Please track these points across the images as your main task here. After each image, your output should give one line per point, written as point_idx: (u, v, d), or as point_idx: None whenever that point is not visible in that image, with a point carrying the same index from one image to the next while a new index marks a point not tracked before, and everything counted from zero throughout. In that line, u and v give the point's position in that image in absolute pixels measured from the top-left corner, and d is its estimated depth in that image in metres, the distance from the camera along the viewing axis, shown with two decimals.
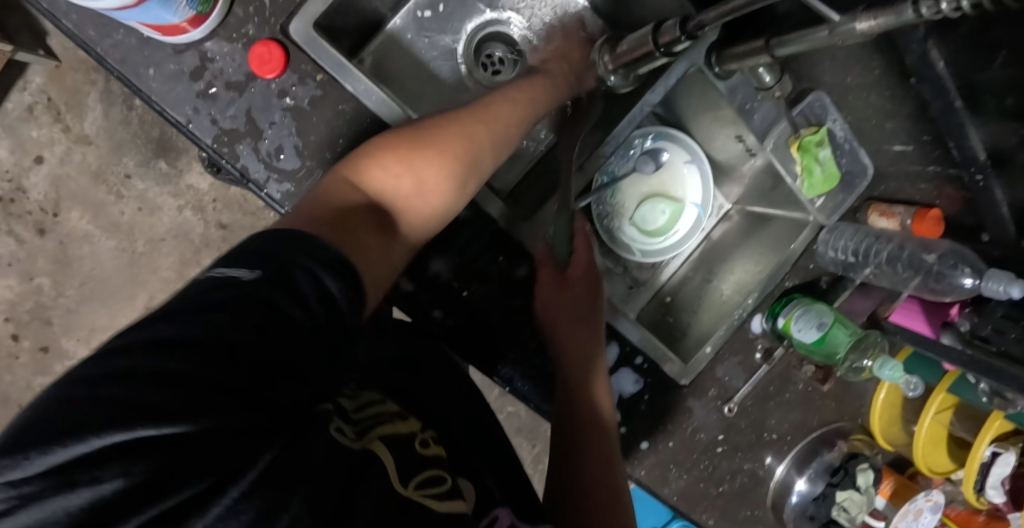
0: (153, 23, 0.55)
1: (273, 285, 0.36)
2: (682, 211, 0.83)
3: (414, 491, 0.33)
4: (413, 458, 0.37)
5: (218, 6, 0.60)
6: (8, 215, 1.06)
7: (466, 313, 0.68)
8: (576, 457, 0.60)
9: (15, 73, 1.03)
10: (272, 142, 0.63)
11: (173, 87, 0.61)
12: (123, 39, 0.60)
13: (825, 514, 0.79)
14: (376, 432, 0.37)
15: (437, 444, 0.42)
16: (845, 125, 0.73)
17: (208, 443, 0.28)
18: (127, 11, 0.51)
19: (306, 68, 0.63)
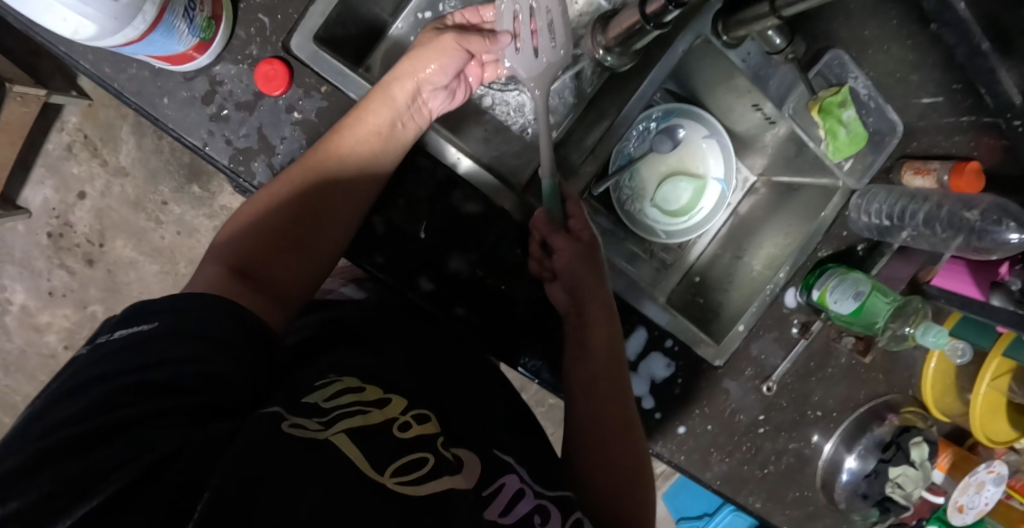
0: (161, 54, 0.57)
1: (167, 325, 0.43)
2: (705, 188, 0.80)
3: (389, 477, 0.42)
4: (393, 445, 0.45)
5: (220, 30, 0.61)
6: (59, 249, 1.12)
7: (487, 309, 0.68)
8: (595, 456, 0.62)
9: (52, 115, 1.09)
10: (285, 156, 0.64)
11: (187, 114, 0.63)
12: (137, 72, 0.63)
13: (878, 492, 0.76)
14: (347, 424, 0.44)
15: (419, 424, 0.49)
16: (868, 83, 0.70)
17: (105, 464, 0.35)
18: (134, 46, 0.53)
19: (310, 81, 0.65)
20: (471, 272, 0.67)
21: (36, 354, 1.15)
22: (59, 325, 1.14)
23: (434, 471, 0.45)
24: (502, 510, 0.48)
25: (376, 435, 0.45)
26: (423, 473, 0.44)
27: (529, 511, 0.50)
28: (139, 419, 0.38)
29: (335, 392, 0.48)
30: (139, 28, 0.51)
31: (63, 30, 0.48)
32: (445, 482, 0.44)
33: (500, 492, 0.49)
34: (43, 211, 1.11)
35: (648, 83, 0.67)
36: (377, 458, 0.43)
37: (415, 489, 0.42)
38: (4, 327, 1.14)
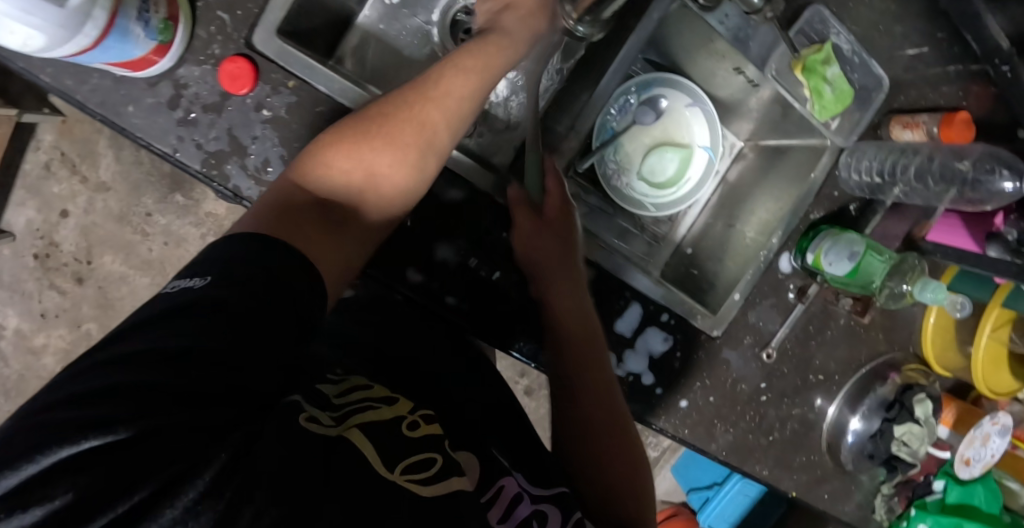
0: (119, 60, 0.55)
1: (235, 288, 0.42)
2: (692, 156, 0.79)
3: (400, 474, 0.42)
4: (403, 443, 0.46)
5: (179, 31, 0.60)
6: (47, 269, 1.11)
7: (479, 297, 0.67)
8: (594, 446, 0.60)
9: (27, 135, 1.07)
10: (258, 156, 0.63)
11: (155, 121, 0.62)
12: (99, 82, 0.61)
13: (885, 451, 0.75)
14: (359, 420, 0.47)
15: (426, 424, 0.51)
16: (850, 37, 0.67)
17: (158, 456, 0.33)
18: (89, 54, 0.52)
19: (276, 76, 0.63)
20: (459, 260, 0.66)
21: (35, 377, 1.14)
22: (55, 346, 1.13)
23: (445, 470, 0.46)
24: (502, 515, 0.47)
25: (386, 431, 0.47)
26: (433, 473, 0.44)
27: (529, 513, 0.49)
28: (185, 408, 0.36)
29: (346, 390, 0.52)
30: (92, 34, 0.50)
31: (11, 42, 0.46)
32: (453, 483, 0.45)
33: (499, 495, 0.49)
34: (27, 232, 1.10)
35: (624, 54, 0.66)
36: (388, 456, 0.44)
37: (426, 488, 0.43)
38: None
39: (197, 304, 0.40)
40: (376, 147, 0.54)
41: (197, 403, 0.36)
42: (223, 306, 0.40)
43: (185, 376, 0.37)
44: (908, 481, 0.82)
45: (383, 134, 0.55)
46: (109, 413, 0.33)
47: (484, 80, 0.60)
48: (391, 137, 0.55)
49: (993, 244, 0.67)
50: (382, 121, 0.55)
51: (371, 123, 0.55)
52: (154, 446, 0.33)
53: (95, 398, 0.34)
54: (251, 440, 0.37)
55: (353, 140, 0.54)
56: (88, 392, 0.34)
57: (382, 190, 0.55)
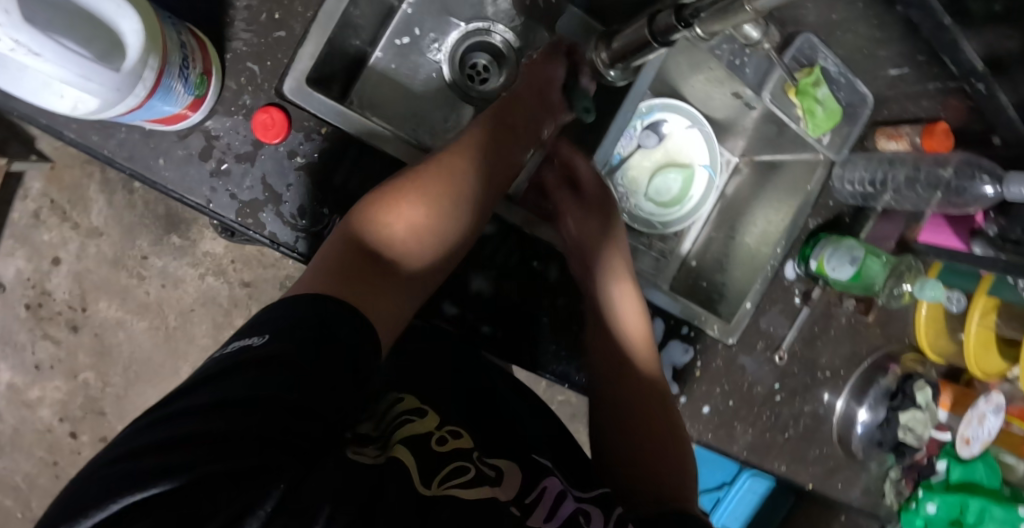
0: (158, 117, 0.55)
1: (305, 342, 0.44)
2: (694, 175, 0.85)
3: (439, 486, 0.47)
4: (438, 456, 0.50)
5: (212, 84, 0.60)
6: (39, 319, 1.08)
7: (512, 323, 0.69)
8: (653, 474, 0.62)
9: (15, 184, 1.04)
10: (293, 204, 0.64)
11: (186, 172, 0.62)
12: (127, 136, 0.61)
13: (892, 438, 0.83)
14: (401, 435, 0.52)
15: (455, 438, 0.53)
16: (836, 61, 0.73)
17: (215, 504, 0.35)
18: (132, 111, 0.51)
19: (309, 124, 0.64)
20: (493, 289, 0.69)
21: (31, 431, 1.10)
22: (51, 398, 1.10)
23: (477, 478, 0.49)
24: (548, 514, 0.49)
25: (420, 445, 0.51)
26: (466, 479, 0.48)
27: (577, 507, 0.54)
28: (244, 455, 0.38)
29: (383, 418, 0.56)
30: (139, 95, 0.49)
31: (62, 107, 0.47)
32: (486, 489, 0.48)
33: (543, 497, 0.50)
34: (17, 282, 1.06)
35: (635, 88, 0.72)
36: (425, 474, 0.48)
37: (463, 492, 0.47)
38: None
39: (264, 355, 0.43)
40: (406, 197, 0.59)
41: (264, 447, 0.39)
42: (292, 361, 0.43)
43: (248, 416, 0.39)
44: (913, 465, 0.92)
45: (419, 185, 0.59)
46: (176, 458, 0.36)
47: (508, 137, 0.66)
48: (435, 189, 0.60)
49: (978, 240, 0.75)
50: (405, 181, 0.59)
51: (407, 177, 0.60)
52: (216, 491, 0.36)
53: (167, 443, 0.37)
54: (302, 478, 0.40)
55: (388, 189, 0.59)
56: (159, 437, 0.37)
57: (419, 242, 0.59)
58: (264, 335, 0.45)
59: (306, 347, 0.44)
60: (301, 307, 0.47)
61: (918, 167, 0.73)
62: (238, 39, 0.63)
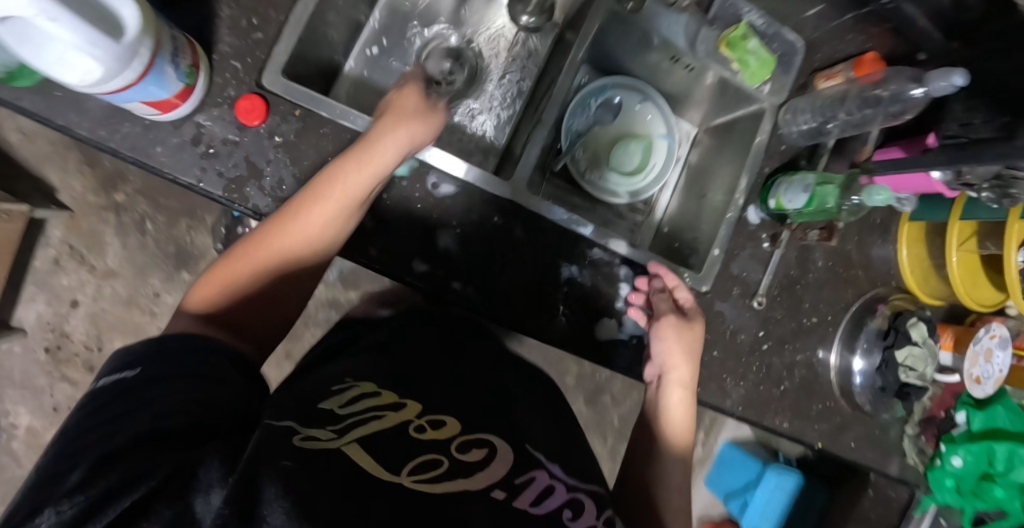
0: (151, 100, 0.62)
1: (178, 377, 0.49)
2: (653, 145, 0.89)
3: (406, 475, 0.46)
4: (409, 446, 0.50)
5: (202, 76, 0.67)
6: (57, 361, 1.13)
7: (484, 279, 0.72)
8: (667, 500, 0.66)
9: (37, 232, 1.12)
10: (273, 177, 0.70)
11: (180, 156, 0.68)
12: (130, 129, 0.67)
13: (894, 381, 0.79)
14: (365, 430, 0.50)
15: (432, 428, 0.54)
16: (761, 13, 0.77)
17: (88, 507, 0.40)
18: (121, 91, 0.58)
19: (284, 107, 0.71)
20: (459, 246, 0.72)
21: None
22: None
23: (449, 471, 0.48)
24: (534, 500, 0.48)
25: (389, 436, 0.50)
26: (437, 473, 0.47)
27: (561, 505, 0.50)
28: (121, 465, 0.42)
29: (351, 402, 0.55)
30: (133, 74, 0.56)
31: (71, 78, 0.53)
32: (458, 481, 0.47)
33: (530, 484, 0.50)
34: (38, 327, 1.13)
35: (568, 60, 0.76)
36: (391, 461, 0.47)
37: (432, 487, 0.45)
38: (13, 453, 1.12)
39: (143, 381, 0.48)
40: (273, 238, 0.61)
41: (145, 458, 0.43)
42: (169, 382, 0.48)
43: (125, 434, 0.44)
44: (930, 418, 0.88)
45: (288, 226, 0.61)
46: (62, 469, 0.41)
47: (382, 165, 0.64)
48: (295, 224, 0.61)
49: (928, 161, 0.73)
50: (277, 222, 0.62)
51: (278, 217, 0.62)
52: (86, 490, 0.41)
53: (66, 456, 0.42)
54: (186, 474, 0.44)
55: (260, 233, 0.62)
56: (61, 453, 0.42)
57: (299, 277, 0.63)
58: (137, 368, 0.49)
59: (187, 373, 0.50)
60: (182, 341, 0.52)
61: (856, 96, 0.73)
62: (221, 41, 0.71)
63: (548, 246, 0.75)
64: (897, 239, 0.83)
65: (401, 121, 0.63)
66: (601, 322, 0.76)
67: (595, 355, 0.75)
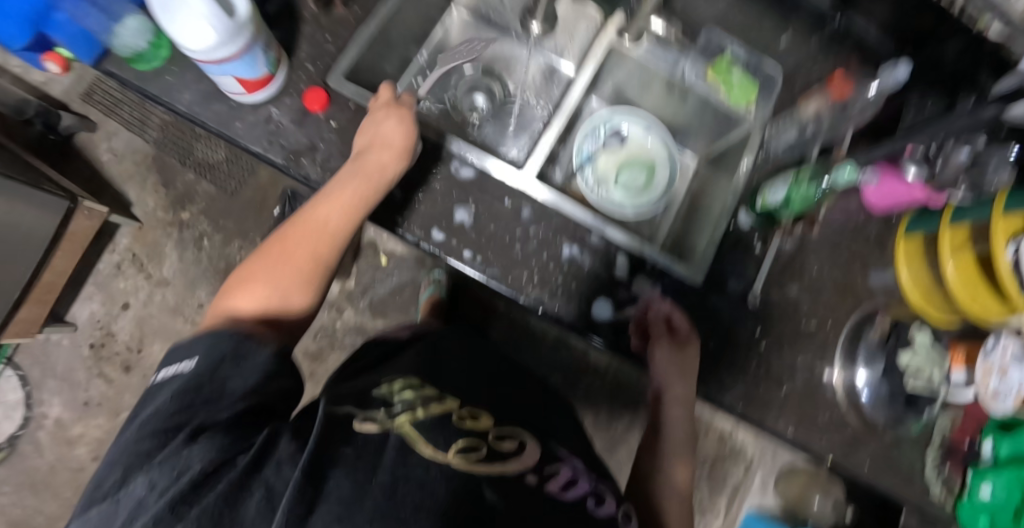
0: (244, 76, 0.72)
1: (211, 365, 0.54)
2: (657, 168, 0.92)
3: (453, 455, 0.54)
4: (455, 430, 0.58)
5: (283, 70, 0.78)
6: (99, 358, 1.22)
7: (496, 254, 0.79)
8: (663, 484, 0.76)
9: (107, 239, 1.26)
10: (325, 152, 0.79)
11: (252, 128, 0.78)
12: (193, 103, 0.79)
13: (900, 387, 0.78)
14: (415, 418, 0.58)
15: (474, 418, 0.62)
16: (745, 48, 0.86)
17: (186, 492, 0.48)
18: (222, 64, 0.68)
19: (346, 101, 0.80)
20: (473, 221, 0.79)
21: (65, 469, 1.18)
22: (91, 435, 1.19)
23: (487, 457, 0.56)
24: (560, 485, 0.58)
25: (438, 424, 0.58)
26: (477, 456, 0.56)
27: (585, 493, 0.60)
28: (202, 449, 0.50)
29: (402, 392, 0.63)
30: (235, 47, 0.66)
31: (191, 39, 0.64)
32: (494, 467, 0.56)
33: (561, 474, 0.60)
34: (88, 323, 1.24)
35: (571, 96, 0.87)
36: (441, 443, 0.55)
37: (471, 466, 0.54)
38: (37, 443, 1.18)
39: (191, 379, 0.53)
40: (291, 262, 0.67)
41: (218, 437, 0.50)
42: (211, 379, 0.53)
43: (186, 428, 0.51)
44: (953, 447, 0.79)
45: (296, 241, 0.68)
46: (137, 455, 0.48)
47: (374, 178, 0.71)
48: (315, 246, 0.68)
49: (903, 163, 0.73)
50: (296, 247, 0.67)
51: (286, 234, 0.68)
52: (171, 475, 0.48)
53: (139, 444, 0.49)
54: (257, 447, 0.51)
55: (280, 258, 0.67)
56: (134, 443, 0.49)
57: (310, 284, 0.68)
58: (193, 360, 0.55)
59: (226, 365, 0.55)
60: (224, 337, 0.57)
61: (837, 113, 0.77)
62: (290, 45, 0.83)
63: (552, 232, 0.80)
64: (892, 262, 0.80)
65: (389, 149, 0.72)
66: (595, 301, 0.79)
67: (591, 333, 0.78)
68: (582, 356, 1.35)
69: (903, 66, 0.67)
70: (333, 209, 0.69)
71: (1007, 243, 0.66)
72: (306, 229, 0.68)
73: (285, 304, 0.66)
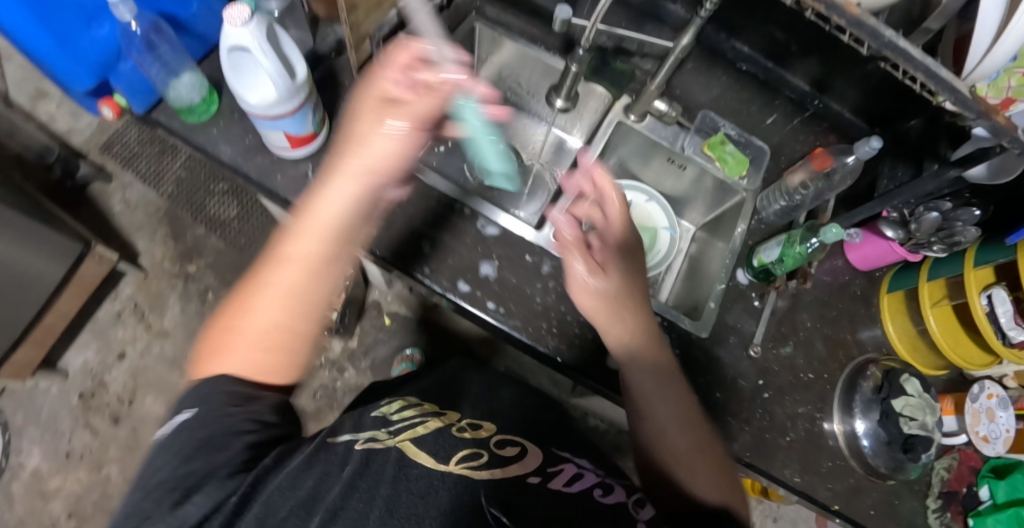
0: (292, 133, 0.76)
1: (199, 420, 0.47)
2: (658, 235, 0.95)
3: (454, 464, 0.53)
4: (455, 441, 0.57)
5: (324, 130, 0.82)
6: (87, 408, 1.22)
7: (514, 302, 0.78)
8: (664, 436, 0.65)
9: (111, 287, 1.28)
10: None
11: (292, 181, 0.82)
12: (222, 148, 0.83)
13: (899, 434, 0.78)
14: (415, 434, 0.57)
15: (472, 429, 0.61)
16: (735, 126, 0.90)
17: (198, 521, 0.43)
18: (275, 119, 0.72)
19: None
20: (497, 274, 0.78)
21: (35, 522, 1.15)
22: (70, 490, 1.17)
23: (488, 463, 0.55)
24: (564, 482, 0.56)
25: (436, 439, 0.57)
26: (478, 462, 0.54)
27: (592, 485, 0.57)
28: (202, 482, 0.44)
29: (402, 413, 0.62)
30: (292, 105, 0.71)
31: (255, 97, 0.70)
32: (497, 471, 0.54)
33: (562, 472, 0.58)
34: (81, 372, 1.23)
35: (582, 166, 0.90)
36: (442, 456, 0.54)
37: (474, 472, 0.52)
38: (9, 496, 1.16)
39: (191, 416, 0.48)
40: (288, 292, 0.54)
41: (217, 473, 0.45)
42: (202, 417, 0.48)
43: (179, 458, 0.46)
44: (952, 493, 0.82)
45: (271, 294, 0.54)
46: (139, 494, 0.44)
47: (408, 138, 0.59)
48: (310, 266, 0.55)
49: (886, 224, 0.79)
50: (288, 275, 0.54)
51: (256, 284, 0.54)
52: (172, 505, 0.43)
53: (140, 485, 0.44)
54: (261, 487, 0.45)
55: (273, 290, 0.54)
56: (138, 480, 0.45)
57: (309, 321, 0.55)
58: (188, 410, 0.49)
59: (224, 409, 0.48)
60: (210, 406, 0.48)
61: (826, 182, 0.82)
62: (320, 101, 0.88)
63: (563, 287, 0.79)
64: (880, 317, 0.86)
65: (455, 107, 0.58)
66: (609, 353, 0.76)
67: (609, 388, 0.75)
68: (583, 420, 1.36)
69: (875, 137, 0.71)
70: (320, 226, 0.55)
71: (979, 292, 0.75)
72: (299, 245, 0.55)
73: (289, 345, 0.54)
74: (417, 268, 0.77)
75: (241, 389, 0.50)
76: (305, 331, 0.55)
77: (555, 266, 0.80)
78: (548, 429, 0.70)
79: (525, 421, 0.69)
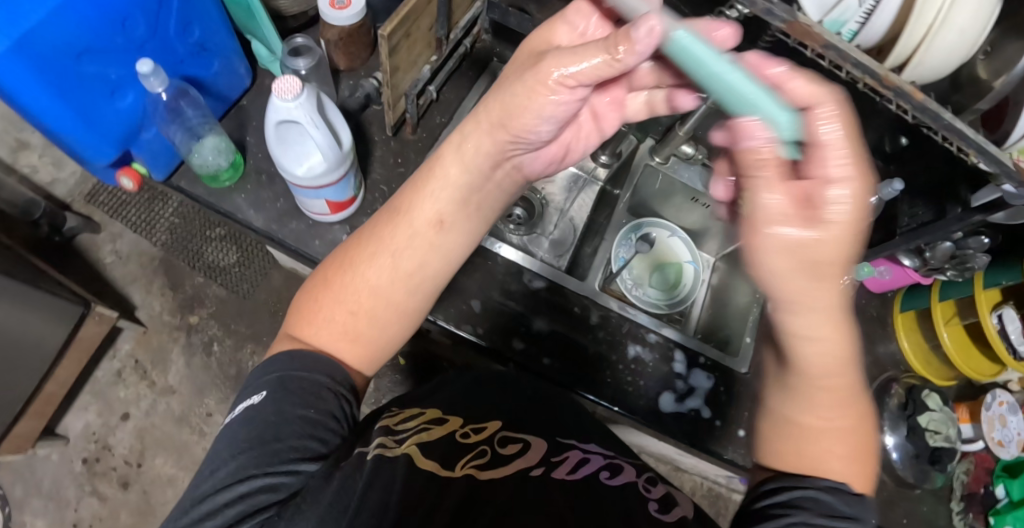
0: (334, 200, 0.75)
1: (267, 418, 0.47)
2: (683, 268, 0.99)
3: (460, 469, 0.48)
4: (458, 445, 0.52)
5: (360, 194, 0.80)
6: (93, 474, 1.16)
7: (567, 354, 0.79)
8: (804, 411, 0.48)
9: (109, 344, 1.23)
10: None
11: (331, 246, 0.80)
12: (255, 215, 0.82)
13: (925, 447, 0.89)
14: (419, 438, 0.51)
15: (480, 431, 0.55)
16: None
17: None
18: (318, 189, 0.71)
19: None
20: (549, 328, 0.80)
21: None
22: None
23: (493, 463, 0.50)
24: (569, 471, 0.51)
25: (441, 443, 0.51)
26: (483, 462, 0.50)
27: (597, 467, 0.53)
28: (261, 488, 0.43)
29: (403, 417, 0.55)
30: (337, 174, 0.70)
31: (300, 169, 0.69)
32: (500, 472, 0.49)
33: (569, 462, 0.53)
34: (82, 436, 1.18)
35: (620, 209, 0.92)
36: (447, 459, 0.49)
37: (480, 473, 0.49)
38: None
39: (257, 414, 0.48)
40: (390, 266, 0.57)
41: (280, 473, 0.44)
42: (268, 418, 0.47)
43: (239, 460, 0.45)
44: (972, 495, 0.90)
45: (378, 258, 0.57)
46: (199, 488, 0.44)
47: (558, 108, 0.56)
48: (415, 241, 0.57)
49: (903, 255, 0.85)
50: (394, 243, 0.57)
51: (364, 247, 0.58)
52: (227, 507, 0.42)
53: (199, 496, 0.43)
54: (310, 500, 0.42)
55: (377, 258, 0.57)
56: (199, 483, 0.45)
57: (403, 303, 0.58)
58: (261, 393, 0.50)
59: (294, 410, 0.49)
60: (283, 403, 0.49)
61: None
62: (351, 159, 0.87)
63: (609, 336, 0.81)
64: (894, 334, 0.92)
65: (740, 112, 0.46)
66: (661, 396, 0.80)
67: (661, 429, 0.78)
68: None
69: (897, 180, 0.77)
70: (432, 202, 0.58)
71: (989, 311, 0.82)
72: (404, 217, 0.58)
73: (381, 318, 0.57)
74: (471, 328, 0.78)
75: (317, 378, 0.51)
76: (399, 313, 0.58)
77: (601, 315, 0.82)
78: (557, 419, 0.62)
79: (540, 412, 0.62)
